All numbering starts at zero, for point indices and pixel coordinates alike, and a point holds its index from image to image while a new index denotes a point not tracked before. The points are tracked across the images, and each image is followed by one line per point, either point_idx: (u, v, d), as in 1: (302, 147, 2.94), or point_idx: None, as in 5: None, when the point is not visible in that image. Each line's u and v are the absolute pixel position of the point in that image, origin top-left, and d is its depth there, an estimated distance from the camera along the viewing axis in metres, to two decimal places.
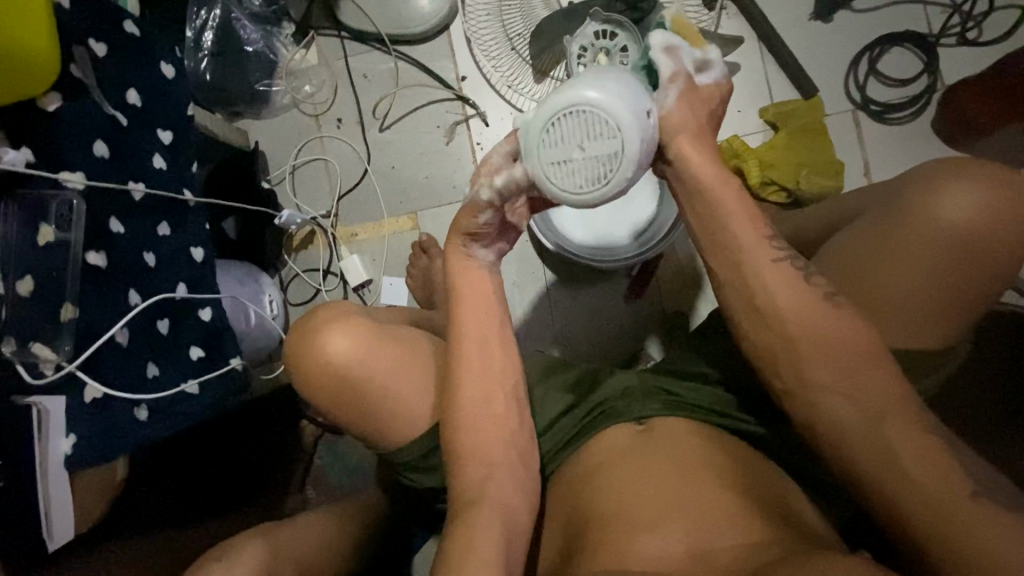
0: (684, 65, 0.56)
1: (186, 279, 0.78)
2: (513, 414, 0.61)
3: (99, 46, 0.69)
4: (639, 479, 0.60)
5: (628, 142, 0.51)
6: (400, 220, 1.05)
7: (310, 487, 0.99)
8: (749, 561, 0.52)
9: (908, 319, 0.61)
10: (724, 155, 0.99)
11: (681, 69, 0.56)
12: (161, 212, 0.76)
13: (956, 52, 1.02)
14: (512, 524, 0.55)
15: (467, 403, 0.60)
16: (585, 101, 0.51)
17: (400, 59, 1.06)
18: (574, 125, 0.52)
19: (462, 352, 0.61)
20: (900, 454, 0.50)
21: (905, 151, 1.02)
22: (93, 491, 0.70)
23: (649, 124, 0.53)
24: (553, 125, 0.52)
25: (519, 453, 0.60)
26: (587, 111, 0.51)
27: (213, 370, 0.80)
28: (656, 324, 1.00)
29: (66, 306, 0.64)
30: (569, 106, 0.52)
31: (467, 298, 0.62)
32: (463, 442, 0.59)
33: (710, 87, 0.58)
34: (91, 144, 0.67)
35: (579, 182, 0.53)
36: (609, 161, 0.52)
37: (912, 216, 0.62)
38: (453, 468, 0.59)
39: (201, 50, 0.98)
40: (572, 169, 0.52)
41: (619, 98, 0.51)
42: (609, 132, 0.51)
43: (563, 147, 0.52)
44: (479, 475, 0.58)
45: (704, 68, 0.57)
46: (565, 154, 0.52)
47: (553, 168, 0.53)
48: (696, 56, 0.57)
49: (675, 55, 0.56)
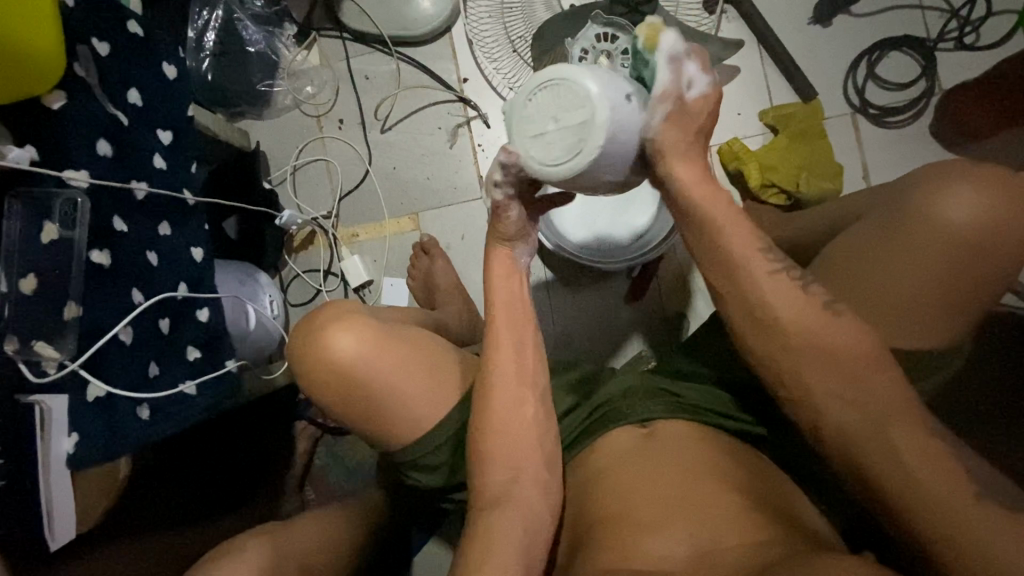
0: (680, 81, 0.55)
1: (186, 279, 0.78)
2: (547, 418, 0.61)
3: (102, 45, 0.69)
4: (650, 480, 0.61)
5: (599, 110, 0.52)
6: (401, 221, 1.05)
7: (309, 488, 0.99)
8: (755, 560, 0.52)
9: (911, 320, 0.61)
10: (725, 158, 1.01)
11: (674, 90, 0.55)
12: (161, 212, 0.76)
13: (954, 56, 1.03)
14: (524, 523, 0.56)
15: (499, 402, 0.60)
16: (558, 75, 0.53)
17: (402, 61, 1.06)
18: (549, 97, 0.53)
19: (495, 352, 0.61)
20: (903, 454, 0.50)
21: (904, 154, 1.02)
22: (94, 491, 0.70)
23: (625, 101, 0.54)
24: (529, 99, 0.54)
25: (546, 456, 0.60)
26: (558, 83, 0.53)
27: (210, 370, 0.79)
28: (655, 326, 1.01)
29: (69, 305, 0.64)
30: (543, 81, 0.54)
31: (500, 301, 0.63)
32: (491, 445, 0.59)
33: (699, 101, 0.57)
34: (95, 143, 0.66)
35: (552, 152, 0.53)
36: (581, 129, 0.52)
37: (914, 218, 0.62)
38: (475, 469, 0.59)
39: (203, 50, 0.99)
40: (547, 141, 0.54)
41: (591, 74, 0.53)
42: (581, 101, 0.52)
43: (537, 119, 0.54)
44: (504, 478, 0.58)
45: (699, 86, 0.56)
46: (540, 126, 0.54)
47: (530, 141, 0.54)
48: (694, 73, 0.56)
49: (675, 69, 0.55)
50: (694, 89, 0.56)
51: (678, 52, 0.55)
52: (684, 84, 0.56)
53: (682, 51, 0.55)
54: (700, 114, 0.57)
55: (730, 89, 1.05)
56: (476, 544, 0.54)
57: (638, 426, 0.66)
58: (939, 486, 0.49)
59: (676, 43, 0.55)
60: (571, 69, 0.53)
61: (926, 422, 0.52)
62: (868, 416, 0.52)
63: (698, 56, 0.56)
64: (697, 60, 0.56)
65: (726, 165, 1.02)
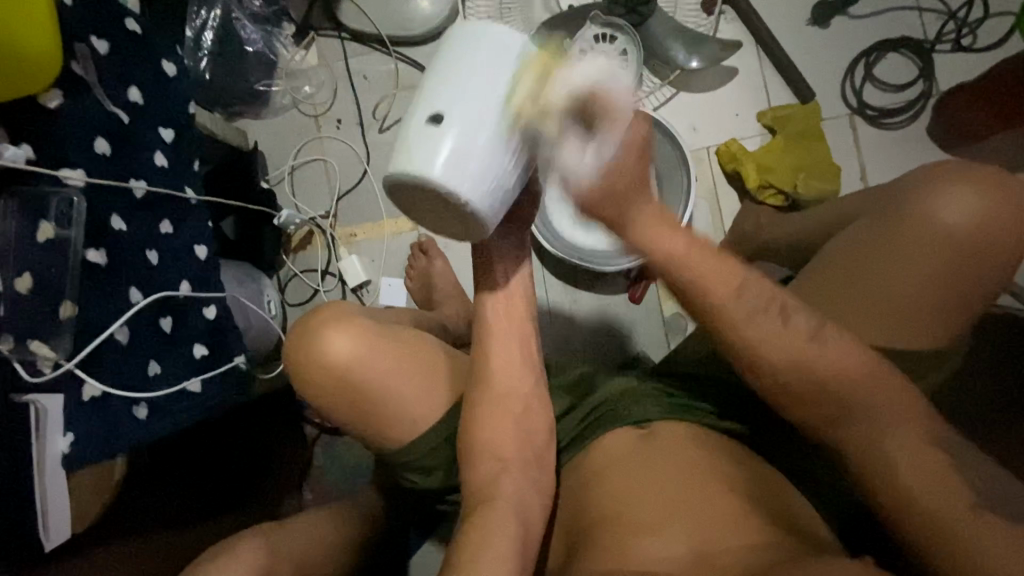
0: (573, 164, 0.55)
1: (190, 278, 0.77)
2: (540, 414, 0.64)
3: (101, 43, 0.69)
4: (642, 478, 0.61)
5: (466, 207, 0.54)
6: (399, 222, 1.05)
7: (308, 488, 0.98)
8: (752, 560, 0.52)
9: (908, 318, 0.61)
10: (722, 158, 1.01)
11: (567, 171, 0.55)
12: (165, 210, 0.76)
13: (950, 58, 1.03)
14: (520, 523, 0.56)
15: (493, 394, 0.62)
16: (410, 177, 0.53)
17: (400, 61, 1.06)
18: (417, 192, 0.55)
19: (487, 348, 0.64)
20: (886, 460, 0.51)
21: (901, 156, 1.02)
22: (90, 489, 0.70)
23: (502, 188, 0.55)
24: (397, 190, 0.56)
25: (532, 450, 0.62)
26: (414, 187, 0.54)
27: (217, 367, 0.80)
28: (652, 326, 1.01)
29: (65, 304, 0.64)
30: (405, 182, 0.54)
31: (494, 303, 0.65)
32: (479, 439, 0.60)
33: (614, 170, 0.55)
34: (92, 141, 0.67)
35: (439, 224, 0.59)
36: (462, 215, 0.56)
37: (906, 220, 0.62)
38: (465, 463, 0.60)
39: (201, 50, 0.97)
40: (442, 218, 0.58)
41: (439, 175, 0.52)
42: (449, 202, 0.54)
43: (417, 207, 0.58)
44: (492, 470, 0.59)
45: (601, 161, 0.55)
46: (429, 211, 0.58)
47: (425, 217, 0.59)
48: (584, 155, 0.55)
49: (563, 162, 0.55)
50: (596, 167, 0.55)
51: (554, 144, 0.55)
52: (579, 169, 0.55)
53: (559, 138, 0.54)
54: (625, 170, 0.56)
55: (729, 89, 1.05)
56: (468, 545, 0.54)
57: (635, 429, 0.66)
58: (938, 488, 0.49)
59: (549, 133, 0.54)
60: (439, 185, 0.53)
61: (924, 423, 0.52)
62: (843, 419, 0.53)
63: (587, 137, 0.55)
64: (580, 147, 0.55)
65: (724, 165, 1.02)
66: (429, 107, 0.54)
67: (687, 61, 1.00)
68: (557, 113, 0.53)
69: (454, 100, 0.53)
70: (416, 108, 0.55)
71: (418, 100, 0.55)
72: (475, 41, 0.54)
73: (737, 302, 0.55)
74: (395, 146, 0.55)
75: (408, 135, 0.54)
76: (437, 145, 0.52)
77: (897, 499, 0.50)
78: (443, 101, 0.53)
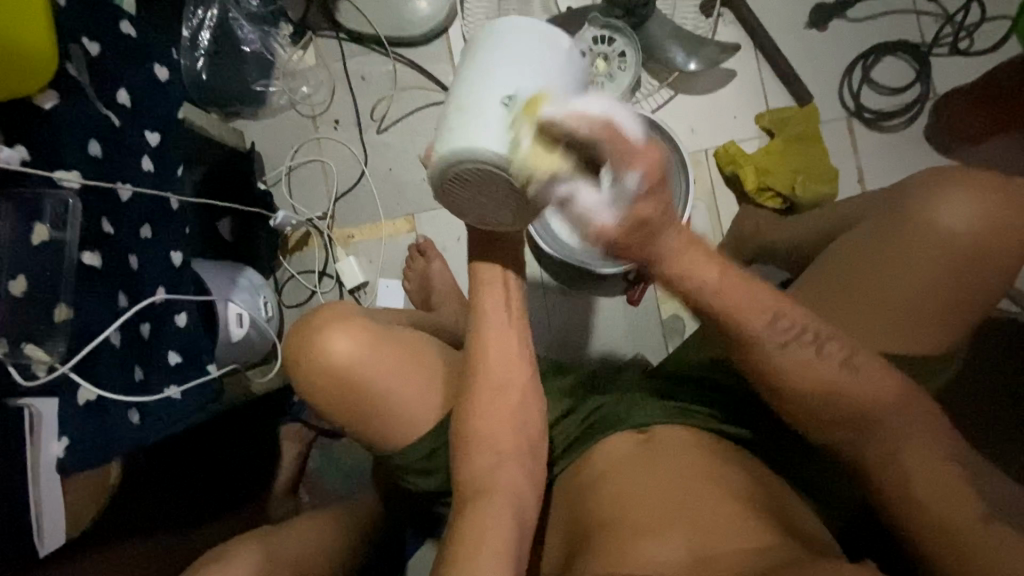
0: (587, 211, 0.49)
1: (165, 282, 0.75)
2: (536, 409, 0.63)
3: (93, 45, 0.68)
4: (644, 478, 0.61)
5: (528, 188, 0.52)
6: (397, 223, 1.04)
7: (303, 491, 0.99)
8: (753, 564, 0.52)
9: (909, 323, 0.61)
10: (720, 161, 1.01)
11: (581, 215, 0.49)
12: (145, 214, 0.74)
13: (947, 61, 1.03)
14: (517, 519, 0.56)
15: (489, 388, 0.62)
16: (473, 156, 0.51)
17: (398, 62, 1.06)
18: (469, 175, 0.52)
19: (484, 342, 0.63)
20: (905, 472, 0.52)
21: (899, 158, 1.03)
22: (86, 492, 0.69)
23: None
24: (449, 176, 0.53)
25: (528, 444, 0.61)
26: (471, 166, 0.51)
27: (193, 376, 0.77)
28: (649, 328, 1.01)
29: (60, 307, 0.64)
30: (463, 160, 0.51)
31: (490, 291, 0.64)
32: (476, 434, 0.60)
33: (640, 206, 0.48)
34: (86, 143, 0.67)
35: (491, 213, 0.56)
36: (519, 199, 0.53)
37: (907, 225, 0.62)
38: (459, 457, 0.60)
39: (198, 48, 0.98)
40: (492, 207, 0.55)
41: (503, 148, 0.50)
42: (509, 183, 0.52)
43: (468, 195, 0.55)
44: (489, 463, 0.59)
45: (619, 201, 0.48)
46: (481, 199, 0.55)
47: (473, 208, 0.56)
48: (597, 200, 0.48)
49: (576, 208, 0.49)
50: (613, 208, 0.48)
51: (564, 186, 0.49)
52: (594, 214, 0.48)
53: (572, 181, 0.48)
54: (654, 201, 0.48)
55: (727, 92, 1.05)
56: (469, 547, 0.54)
57: (636, 432, 0.66)
58: None
59: (558, 182, 0.48)
60: (502, 161, 0.50)
61: (938, 432, 0.53)
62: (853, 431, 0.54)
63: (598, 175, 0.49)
64: (592, 189, 0.48)
65: (723, 167, 1.02)
66: (483, 88, 0.52)
67: (686, 63, 0.99)
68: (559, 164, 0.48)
69: (508, 80, 0.52)
70: (471, 88, 0.53)
71: (459, 87, 0.54)
72: (512, 32, 0.54)
73: (743, 304, 0.54)
74: (448, 125, 0.53)
75: (462, 113, 0.52)
76: (497, 121, 0.51)
77: (909, 506, 0.51)
78: (503, 81, 0.52)
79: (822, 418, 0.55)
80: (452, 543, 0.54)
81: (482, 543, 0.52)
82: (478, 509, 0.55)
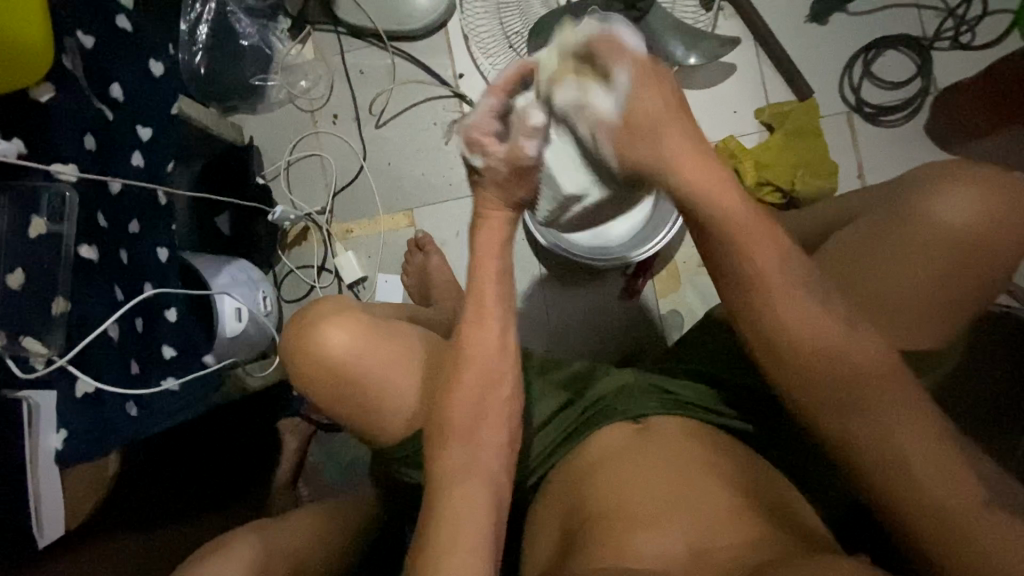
0: (596, 114, 0.57)
1: (153, 279, 0.75)
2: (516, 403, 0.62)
3: (88, 37, 0.70)
4: (636, 469, 0.61)
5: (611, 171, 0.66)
6: (395, 218, 1.04)
7: (303, 484, 0.98)
8: (746, 558, 0.52)
9: (906, 320, 0.60)
10: (721, 155, 1.00)
11: (594, 117, 0.57)
12: (134, 208, 0.74)
13: (949, 56, 1.03)
14: (495, 504, 0.56)
15: (470, 382, 0.60)
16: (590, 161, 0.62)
17: (397, 56, 1.06)
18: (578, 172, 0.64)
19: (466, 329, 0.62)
20: (897, 453, 0.50)
21: (898, 153, 1.02)
22: (84, 485, 0.70)
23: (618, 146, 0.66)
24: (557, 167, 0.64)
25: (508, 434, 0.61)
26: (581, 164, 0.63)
27: (192, 368, 0.78)
28: (647, 324, 1.00)
29: (57, 300, 0.64)
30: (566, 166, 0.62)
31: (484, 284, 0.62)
32: (465, 426, 0.59)
33: (647, 104, 0.55)
34: (82, 137, 0.67)
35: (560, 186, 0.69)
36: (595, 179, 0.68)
37: (906, 218, 0.62)
38: (435, 446, 0.58)
39: (196, 44, 0.96)
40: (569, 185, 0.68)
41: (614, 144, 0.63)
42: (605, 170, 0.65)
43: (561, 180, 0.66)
44: (462, 451, 0.58)
45: (621, 98, 0.56)
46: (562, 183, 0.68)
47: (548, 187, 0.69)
48: (606, 96, 0.56)
49: (588, 110, 0.57)
50: (618, 105, 0.56)
51: (576, 95, 0.57)
52: (601, 110, 0.56)
53: (584, 89, 0.57)
54: (653, 96, 0.55)
55: (727, 86, 1.04)
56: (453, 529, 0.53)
57: (632, 422, 0.66)
58: (947, 482, 0.48)
59: (571, 85, 0.57)
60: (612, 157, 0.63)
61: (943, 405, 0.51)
62: (842, 410, 0.52)
63: (603, 79, 0.57)
64: (599, 89, 0.56)
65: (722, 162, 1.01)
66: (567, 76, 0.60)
67: (686, 57, 0.99)
68: (577, 72, 0.57)
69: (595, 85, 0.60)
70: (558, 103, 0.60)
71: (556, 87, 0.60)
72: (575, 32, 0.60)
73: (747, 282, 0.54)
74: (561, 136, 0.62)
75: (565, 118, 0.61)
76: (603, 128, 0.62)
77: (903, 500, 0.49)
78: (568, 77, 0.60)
79: (818, 409, 0.53)
80: (422, 533, 0.54)
81: (459, 534, 0.53)
82: (466, 491, 0.56)
